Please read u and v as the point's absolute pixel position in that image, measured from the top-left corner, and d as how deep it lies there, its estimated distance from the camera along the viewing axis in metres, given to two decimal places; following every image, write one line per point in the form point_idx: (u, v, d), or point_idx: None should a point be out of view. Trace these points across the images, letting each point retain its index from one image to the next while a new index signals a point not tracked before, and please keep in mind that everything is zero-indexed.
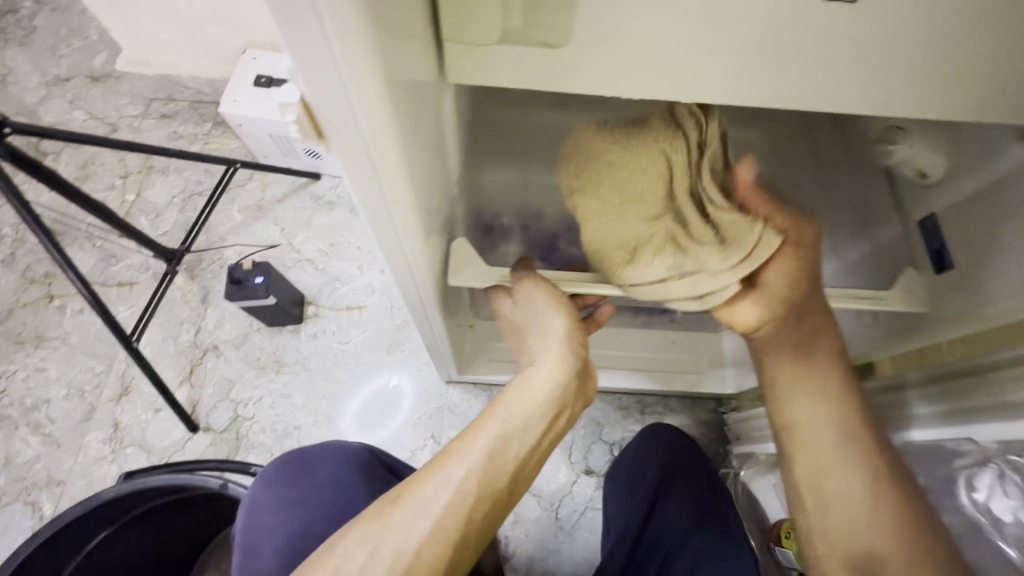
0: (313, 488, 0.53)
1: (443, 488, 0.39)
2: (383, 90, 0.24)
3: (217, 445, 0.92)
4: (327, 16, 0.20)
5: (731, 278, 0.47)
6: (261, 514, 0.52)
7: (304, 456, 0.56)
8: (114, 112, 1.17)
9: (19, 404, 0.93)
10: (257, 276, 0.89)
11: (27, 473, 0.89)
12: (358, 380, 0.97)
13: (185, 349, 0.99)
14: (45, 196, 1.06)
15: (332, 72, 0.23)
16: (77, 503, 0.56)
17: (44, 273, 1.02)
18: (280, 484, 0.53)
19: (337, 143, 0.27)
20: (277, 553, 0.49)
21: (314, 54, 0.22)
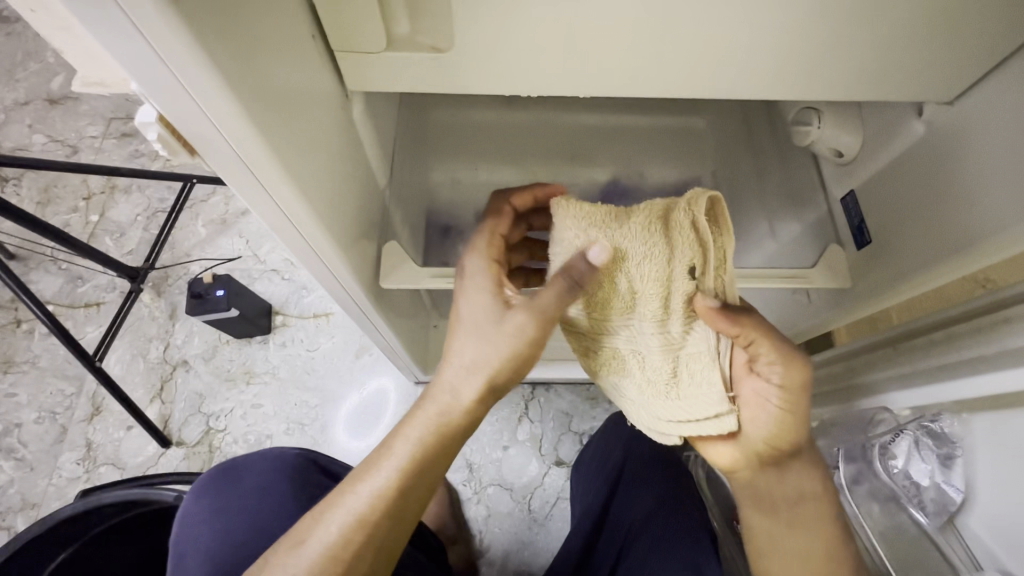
0: (242, 496, 0.56)
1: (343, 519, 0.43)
2: (238, 108, 0.26)
3: (191, 458, 0.93)
4: (154, 43, 0.22)
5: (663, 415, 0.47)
6: (192, 525, 0.55)
7: (236, 465, 0.59)
8: (74, 134, 1.17)
9: None
10: (219, 290, 0.90)
11: (1, 498, 0.90)
12: (329, 386, 0.98)
13: (156, 366, 0.99)
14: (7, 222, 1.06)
15: (179, 92, 0.25)
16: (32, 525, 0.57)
17: (9, 298, 1.03)
18: (210, 495, 0.56)
19: (211, 157, 0.29)
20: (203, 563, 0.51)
21: (155, 76, 0.24)
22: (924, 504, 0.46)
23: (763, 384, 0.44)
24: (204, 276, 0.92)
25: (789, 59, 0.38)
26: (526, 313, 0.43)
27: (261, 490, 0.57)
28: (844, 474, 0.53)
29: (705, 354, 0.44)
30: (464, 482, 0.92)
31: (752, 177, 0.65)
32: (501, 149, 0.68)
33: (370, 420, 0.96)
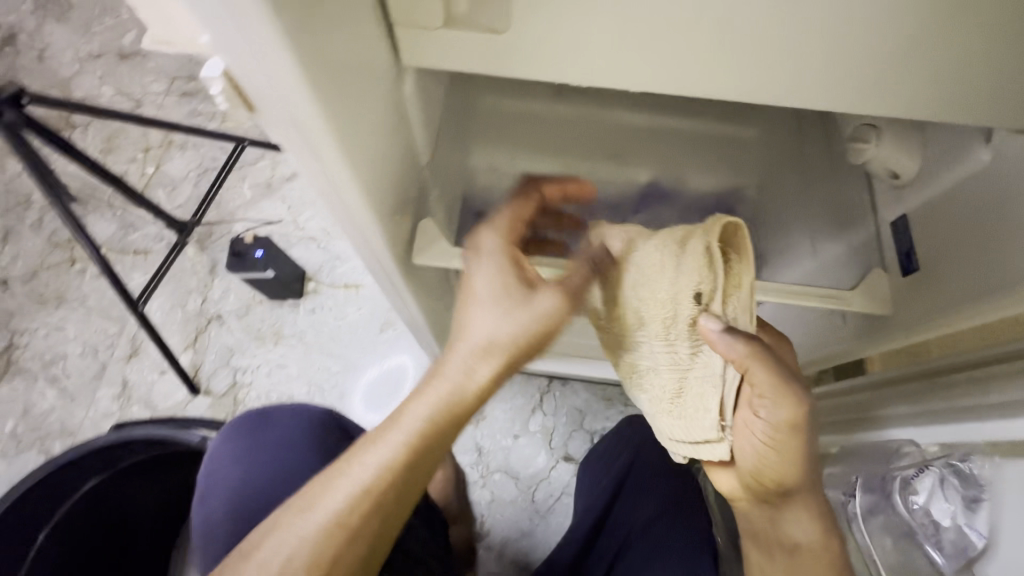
0: (265, 446, 0.58)
1: (360, 476, 0.44)
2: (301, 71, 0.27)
3: (214, 408, 0.97)
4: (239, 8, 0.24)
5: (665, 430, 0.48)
6: (218, 466, 0.58)
7: (266, 414, 0.61)
8: (138, 89, 1.22)
9: (40, 358, 1.00)
10: (257, 250, 0.93)
11: (42, 422, 0.96)
12: (350, 355, 1.01)
13: (192, 316, 1.04)
14: (71, 165, 1.12)
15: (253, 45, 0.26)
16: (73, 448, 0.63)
17: (66, 238, 1.09)
18: (237, 438, 0.59)
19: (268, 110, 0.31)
20: (226, 504, 0.55)
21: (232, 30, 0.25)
22: (942, 545, 0.44)
23: (752, 414, 0.44)
24: (244, 236, 0.95)
25: (846, 80, 0.38)
26: (553, 296, 0.44)
27: (276, 447, 0.59)
28: (861, 503, 0.52)
29: (708, 381, 0.44)
30: (472, 464, 0.94)
31: (796, 193, 0.64)
32: (535, 138, 0.68)
33: (387, 392, 0.98)
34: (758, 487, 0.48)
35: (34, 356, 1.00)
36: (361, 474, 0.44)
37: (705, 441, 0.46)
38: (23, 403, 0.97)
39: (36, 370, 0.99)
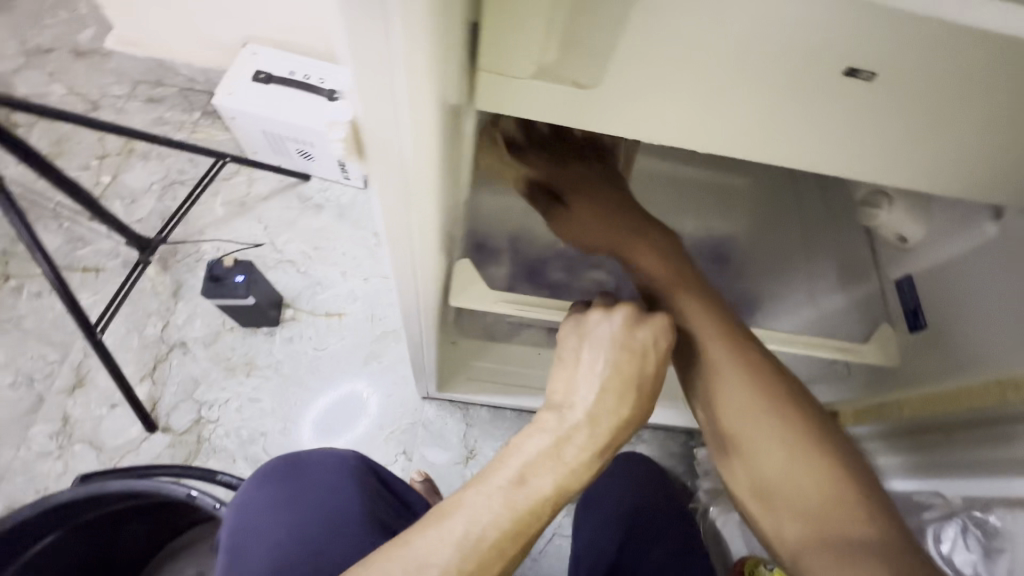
0: (302, 490, 0.50)
1: (595, 391, 0.41)
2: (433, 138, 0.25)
3: (176, 447, 0.87)
4: (398, 63, 0.21)
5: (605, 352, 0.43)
6: (253, 513, 0.48)
7: (300, 458, 0.52)
8: (122, 153, 1.08)
9: (14, 405, 0.87)
10: (239, 275, 0.86)
11: None
12: (334, 387, 0.95)
13: (26, 319, 0.92)
14: (138, 212, 1.04)
15: (396, 140, 0.25)
16: (311, 486, 0.50)
17: (175, 283, 0.99)
18: (276, 484, 0.50)
19: (376, 164, 0.27)
20: (269, 554, 0.45)
21: (381, 106, 0.23)
22: None
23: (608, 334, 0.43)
24: (224, 258, 0.87)
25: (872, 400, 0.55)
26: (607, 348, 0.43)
27: (327, 488, 0.50)
28: None
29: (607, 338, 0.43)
30: None
31: (937, 159, 0.40)
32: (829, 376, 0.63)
33: (357, 422, 0.93)
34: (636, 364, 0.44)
35: (75, 404, 0.88)
36: (596, 428, 0.40)
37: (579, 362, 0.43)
38: (87, 435, 0.86)
39: (47, 411, 0.87)
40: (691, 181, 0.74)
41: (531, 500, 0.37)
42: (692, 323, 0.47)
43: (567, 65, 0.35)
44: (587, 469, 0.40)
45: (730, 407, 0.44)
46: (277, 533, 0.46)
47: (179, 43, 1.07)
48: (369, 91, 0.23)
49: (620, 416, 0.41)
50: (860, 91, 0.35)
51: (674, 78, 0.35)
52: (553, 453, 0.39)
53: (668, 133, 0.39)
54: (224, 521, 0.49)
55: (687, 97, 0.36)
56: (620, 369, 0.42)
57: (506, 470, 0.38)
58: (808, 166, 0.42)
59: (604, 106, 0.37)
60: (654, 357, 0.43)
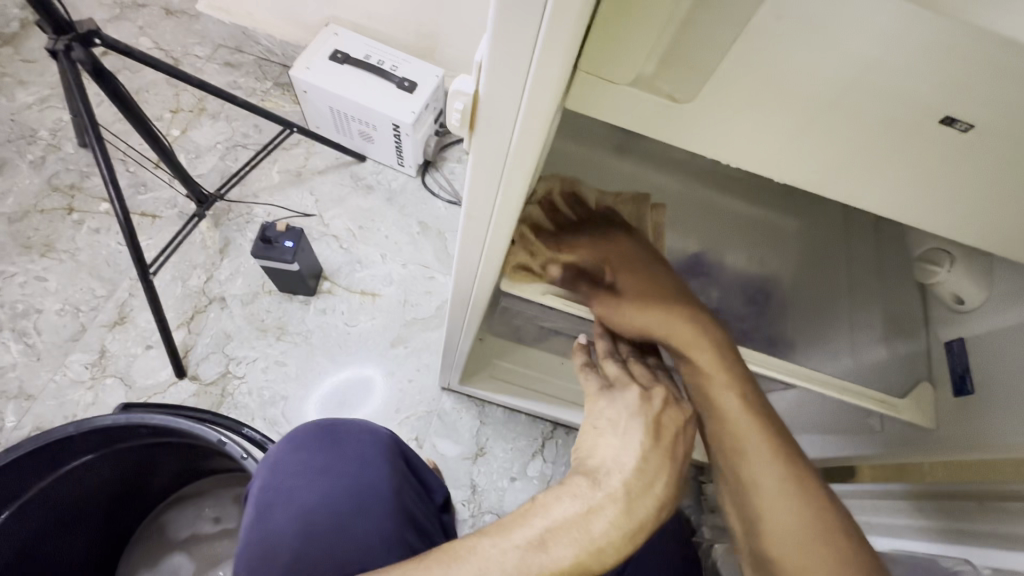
0: (338, 460, 0.49)
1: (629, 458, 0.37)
2: (549, 122, 0.26)
3: (200, 396, 0.90)
4: (538, 44, 0.22)
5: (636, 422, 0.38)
6: (284, 474, 0.48)
7: (338, 426, 0.52)
8: (194, 110, 1.13)
9: (56, 331, 0.90)
10: (288, 241, 0.88)
11: None
12: (358, 365, 0.97)
13: (82, 252, 0.96)
14: (199, 168, 1.08)
15: (512, 119, 0.26)
16: (347, 457, 0.49)
17: (223, 239, 1.02)
18: (311, 449, 0.49)
19: (483, 142, 0.29)
20: (294, 520, 0.45)
21: (511, 85, 0.24)
22: None
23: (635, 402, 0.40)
24: (277, 223, 0.90)
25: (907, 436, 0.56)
26: (635, 415, 0.39)
27: (360, 461, 0.50)
28: None
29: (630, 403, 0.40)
30: (464, 501, 0.90)
31: (1014, 223, 0.41)
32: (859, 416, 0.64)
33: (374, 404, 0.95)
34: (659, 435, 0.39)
35: (113, 339, 0.91)
36: (635, 511, 0.35)
37: (603, 432, 0.39)
38: (119, 371, 0.89)
39: (86, 342, 0.90)
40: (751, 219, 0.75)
41: (551, 570, 0.32)
42: (747, 453, 0.44)
43: (666, 79, 0.36)
44: (622, 550, 0.34)
45: (780, 550, 0.42)
46: (307, 497, 0.46)
47: (264, 15, 1.12)
48: (501, 70, 0.24)
49: (656, 495, 0.36)
50: (950, 141, 0.35)
51: (770, 107, 0.36)
52: (582, 523, 0.33)
53: (750, 161, 0.41)
54: (257, 473, 0.49)
55: (778, 123, 0.37)
56: (658, 446, 0.38)
57: (529, 528, 0.33)
58: (881, 214, 0.43)
59: (693, 124, 0.39)
60: (683, 441, 0.40)
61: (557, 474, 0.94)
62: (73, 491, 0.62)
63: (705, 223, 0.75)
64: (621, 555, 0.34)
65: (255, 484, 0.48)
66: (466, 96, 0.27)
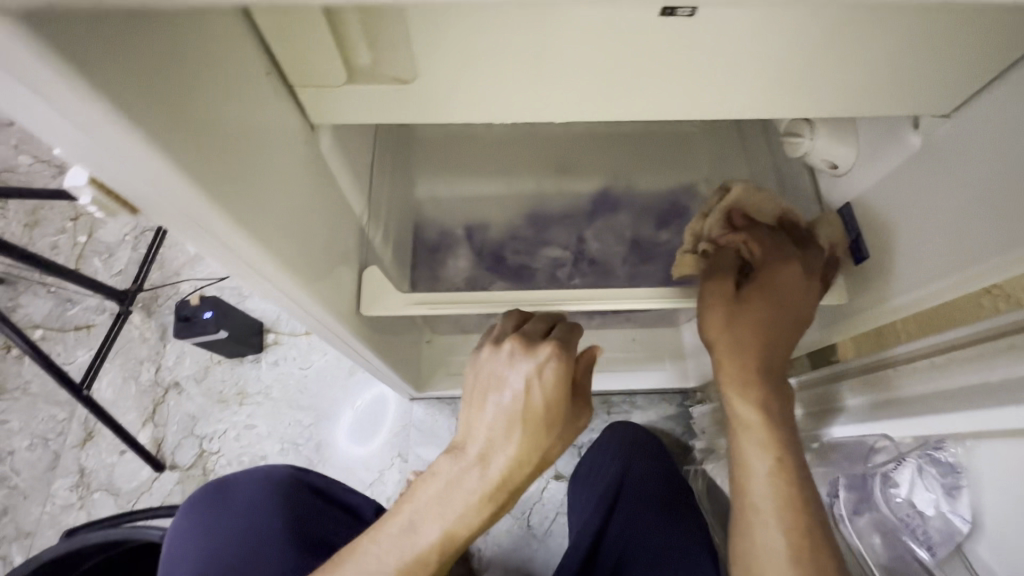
0: (230, 509, 0.54)
1: (490, 429, 0.40)
2: (184, 181, 0.24)
3: (185, 482, 0.92)
4: (78, 119, 0.20)
5: (491, 385, 0.41)
6: (183, 537, 0.52)
7: (227, 481, 0.57)
8: (93, 210, 1.11)
9: (32, 465, 0.93)
10: (206, 312, 0.88)
11: None
12: (323, 404, 0.97)
13: (32, 384, 0.98)
14: (116, 265, 1.07)
15: (142, 189, 0.24)
16: (238, 500, 0.55)
17: (161, 326, 1.02)
18: (202, 508, 0.54)
19: (152, 214, 0.26)
20: (194, 569, 0.49)
21: (105, 167, 0.22)
22: None
23: (502, 370, 0.41)
24: (191, 297, 0.90)
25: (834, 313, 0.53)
26: (495, 376, 0.41)
27: (249, 505, 0.54)
28: None
29: (496, 368, 0.42)
30: None
31: (815, 83, 0.37)
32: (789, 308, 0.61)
33: (353, 438, 0.95)
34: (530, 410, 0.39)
35: (88, 455, 0.93)
36: (483, 476, 0.39)
37: (475, 402, 0.42)
38: (105, 483, 0.92)
39: (64, 466, 0.93)
40: (654, 137, 0.75)
41: (420, 550, 0.39)
42: (759, 510, 0.40)
43: (385, 63, 0.33)
44: (483, 507, 0.39)
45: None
46: (206, 549, 0.51)
47: None
48: (88, 156, 0.22)
49: (512, 453, 0.39)
50: (691, 28, 0.32)
51: (496, 54, 0.33)
52: (444, 497, 0.39)
53: (520, 111, 0.38)
54: (163, 544, 0.53)
55: (515, 67, 0.34)
56: (505, 406, 0.40)
57: (400, 519, 0.40)
58: (681, 118, 0.40)
59: (439, 99, 0.35)
60: (536, 390, 0.39)
61: None
62: None
63: (590, 161, 0.75)
64: (483, 516, 0.40)
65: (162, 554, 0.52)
66: (83, 187, 0.24)
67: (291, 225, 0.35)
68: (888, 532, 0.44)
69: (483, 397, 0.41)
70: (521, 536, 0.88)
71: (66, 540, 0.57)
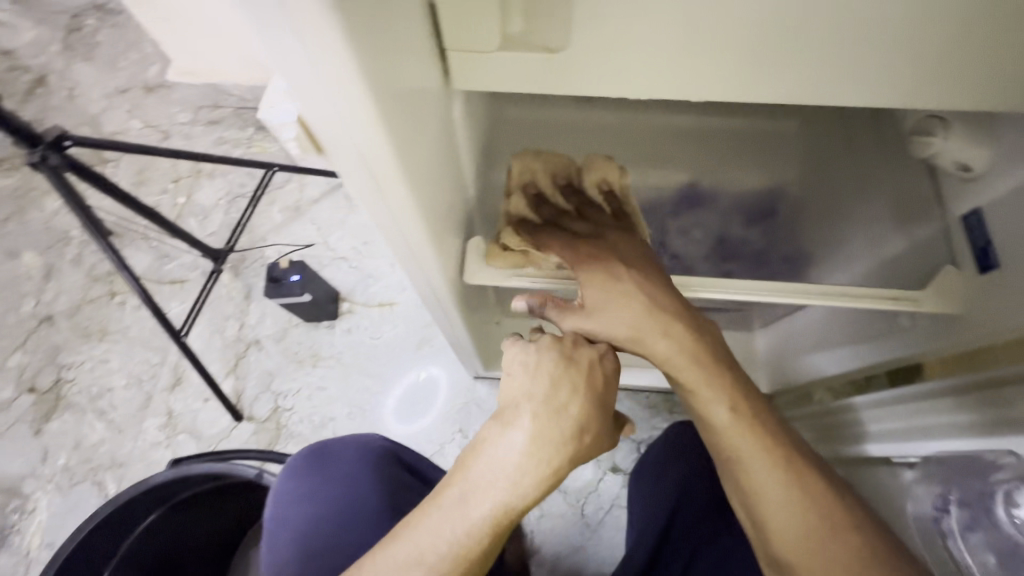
0: (328, 481, 0.56)
1: (546, 398, 0.41)
2: (382, 129, 0.26)
3: (259, 434, 0.98)
4: (320, 62, 0.22)
5: (543, 364, 0.43)
6: (286, 504, 0.55)
7: (325, 447, 0.58)
8: (192, 174, 1.19)
9: (127, 402, 1.01)
10: (294, 275, 0.93)
11: (80, 504, 0.95)
12: (390, 374, 1.01)
13: (131, 329, 1.06)
14: (210, 226, 1.15)
15: (342, 131, 0.26)
16: (335, 472, 0.56)
17: (246, 287, 1.09)
18: (302, 474, 0.56)
19: (336, 158, 0.29)
20: (298, 544, 0.53)
21: (322, 108, 0.25)
22: None
23: (554, 350, 0.44)
24: (280, 260, 0.95)
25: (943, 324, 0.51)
26: (545, 355, 0.43)
27: (348, 478, 0.56)
28: None
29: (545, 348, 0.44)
30: None
31: (974, 72, 0.36)
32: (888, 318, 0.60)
33: (416, 409, 0.98)
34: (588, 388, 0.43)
35: (176, 399, 1.00)
36: (531, 443, 0.39)
37: (522, 377, 0.42)
38: (189, 427, 0.99)
39: (155, 407, 1.00)
40: (742, 133, 0.70)
41: (480, 519, 0.38)
42: (744, 457, 0.44)
43: (534, 30, 0.35)
44: (536, 476, 0.39)
45: (789, 543, 0.42)
46: (308, 522, 0.54)
47: (229, 67, 1.16)
48: (313, 98, 0.24)
49: (570, 420, 0.41)
50: (853, 10, 0.32)
51: (652, 26, 0.33)
52: (496, 466, 0.39)
53: (658, 84, 0.38)
54: (267, 503, 0.56)
55: (664, 43, 0.35)
56: (561, 377, 0.42)
57: (455, 490, 0.39)
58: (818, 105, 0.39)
59: (581, 68, 0.37)
60: (596, 367, 0.44)
61: None
62: (161, 543, 0.69)
63: (680, 151, 0.71)
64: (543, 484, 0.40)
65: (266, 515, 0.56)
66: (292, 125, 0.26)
67: (428, 184, 0.37)
68: (1005, 552, 0.41)
69: (530, 373, 0.42)
70: (575, 523, 0.89)
71: (174, 467, 0.62)
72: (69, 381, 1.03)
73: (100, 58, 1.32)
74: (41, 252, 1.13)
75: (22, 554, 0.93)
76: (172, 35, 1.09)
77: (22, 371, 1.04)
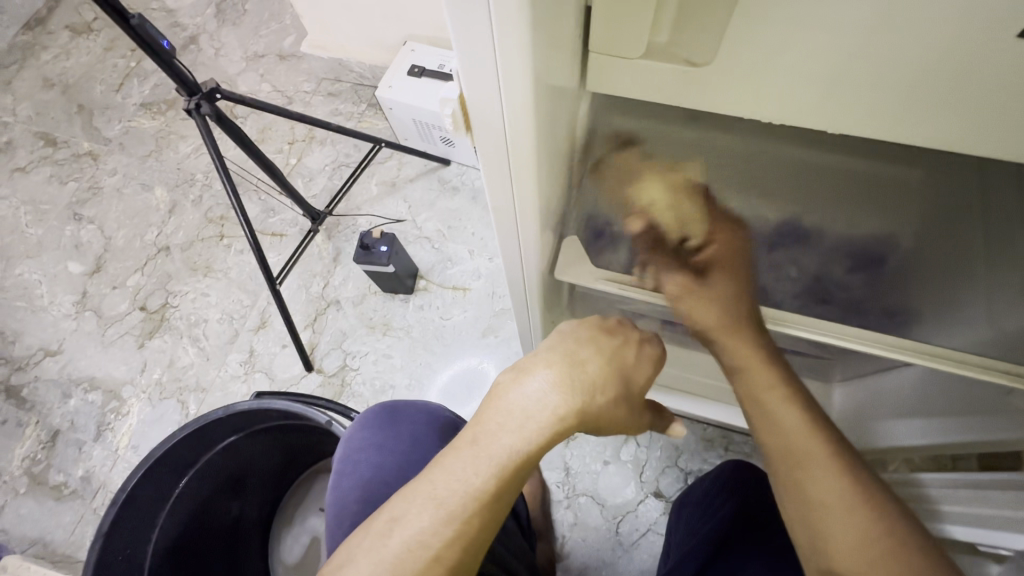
0: (392, 439, 0.60)
1: (587, 361, 0.44)
2: (534, 114, 0.28)
3: (325, 386, 1.04)
4: (499, 48, 0.24)
5: (588, 338, 0.46)
6: (352, 453, 0.59)
7: (396, 409, 0.62)
8: (306, 138, 1.29)
9: (218, 335, 1.11)
10: (383, 246, 0.98)
11: (166, 415, 1.06)
12: (452, 354, 1.05)
13: (232, 270, 1.17)
14: (313, 189, 1.24)
15: (496, 114, 0.29)
16: (401, 431, 0.60)
17: (336, 249, 1.16)
18: (370, 429, 0.60)
19: (481, 139, 0.31)
20: (356, 489, 0.56)
21: (487, 90, 0.27)
22: None
23: (604, 331, 0.47)
24: (373, 230, 1.01)
25: None
26: (589, 331, 0.46)
27: (412, 440, 0.60)
28: None
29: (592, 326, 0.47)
30: (559, 483, 0.92)
31: None
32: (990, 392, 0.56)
33: (470, 393, 1.01)
34: (626, 366, 0.46)
35: (259, 340, 1.09)
36: (542, 395, 0.41)
37: (562, 343, 0.45)
38: (266, 367, 1.07)
39: (240, 343, 1.10)
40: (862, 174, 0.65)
41: (507, 462, 0.40)
42: (797, 460, 0.43)
43: (681, 44, 0.36)
44: (543, 426, 0.41)
45: (847, 558, 0.38)
46: (367, 472, 0.58)
47: (357, 45, 1.25)
48: (484, 80, 0.27)
49: (608, 386, 0.44)
50: None
51: (807, 52, 0.34)
52: (508, 414, 0.41)
53: (796, 105, 0.38)
54: (336, 448, 0.61)
55: (810, 66, 0.35)
56: (604, 345, 0.46)
57: (484, 437, 0.41)
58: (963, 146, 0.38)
59: (724, 83, 0.37)
60: (636, 350, 0.47)
61: (652, 460, 0.92)
62: (231, 465, 0.76)
63: (789, 185, 0.67)
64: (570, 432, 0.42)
65: (333, 459, 0.60)
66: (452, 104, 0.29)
67: (550, 176, 0.39)
68: None
69: (573, 341, 0.45)
70: (608, 539, 0.88)
71: (258, 399, 0.68)
72: (173, 306, 1.15)
73: (246, 25, 1.46)
74: (170, 189, 1.27)
75: (111, 449, 1.05)
76: (312, 10, 1.19)
77: (138, 290, 1.17)
